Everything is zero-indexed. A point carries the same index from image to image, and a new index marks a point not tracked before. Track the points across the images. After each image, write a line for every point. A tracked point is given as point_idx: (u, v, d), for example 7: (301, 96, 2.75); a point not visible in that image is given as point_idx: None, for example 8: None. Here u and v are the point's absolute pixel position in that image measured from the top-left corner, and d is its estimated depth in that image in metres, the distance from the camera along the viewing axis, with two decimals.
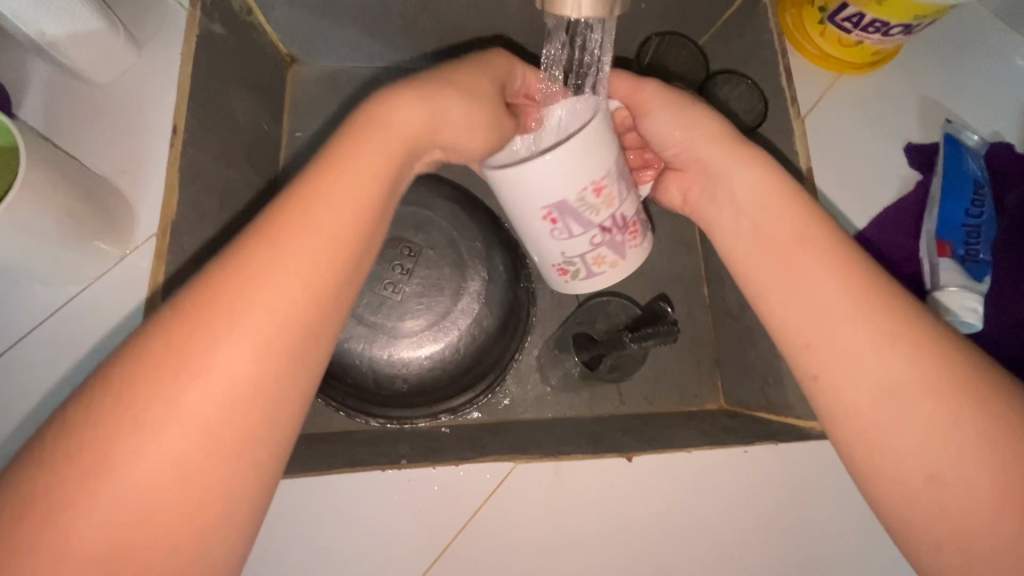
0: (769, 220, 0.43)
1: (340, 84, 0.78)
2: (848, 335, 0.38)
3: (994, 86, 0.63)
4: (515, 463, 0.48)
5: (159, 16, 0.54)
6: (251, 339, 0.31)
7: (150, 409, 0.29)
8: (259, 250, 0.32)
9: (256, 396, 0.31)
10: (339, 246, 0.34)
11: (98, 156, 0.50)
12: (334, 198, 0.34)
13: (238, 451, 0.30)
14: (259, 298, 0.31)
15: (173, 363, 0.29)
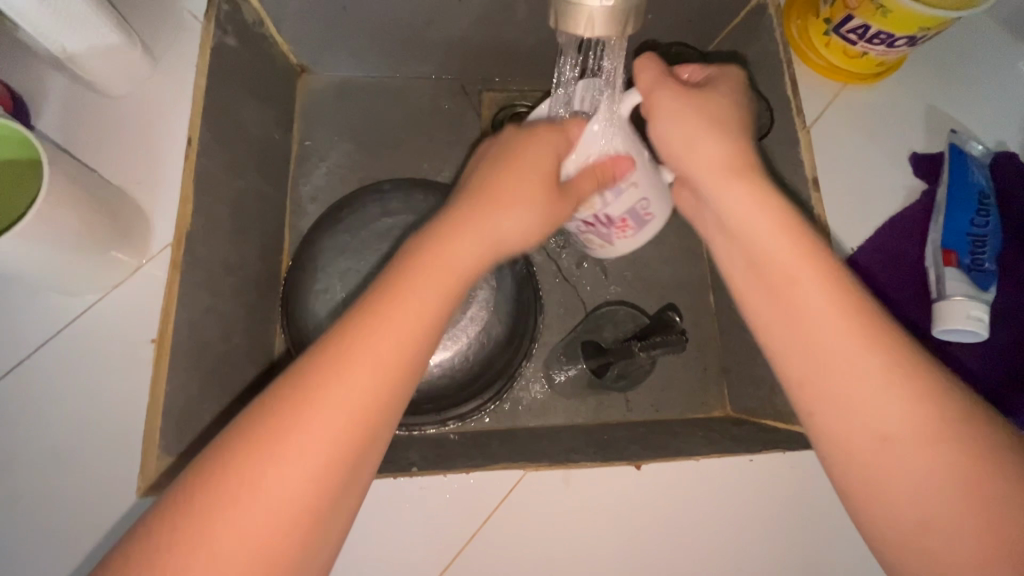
0: (762, 242, 0.42)
1: (349, 94, 0.79)
2: (836, 362, 0.38)
3: (998, 95, 0.64)
4: (525, 471, 0.48)
5: (174, 30, 0.55)
6: (354, 400, 0.35)
7: (265, 454, 0.33)
8: (349, 348, 0.35)
9: (355, 445, 0.34)
10: (416, 342, 0.37)
11: (114, 167, 0.51)
12: (433, 277, 0.39)
13: (336, 495, 0.34)
14: (364, 363, 0.35)
15: (290, 419, 0.33)
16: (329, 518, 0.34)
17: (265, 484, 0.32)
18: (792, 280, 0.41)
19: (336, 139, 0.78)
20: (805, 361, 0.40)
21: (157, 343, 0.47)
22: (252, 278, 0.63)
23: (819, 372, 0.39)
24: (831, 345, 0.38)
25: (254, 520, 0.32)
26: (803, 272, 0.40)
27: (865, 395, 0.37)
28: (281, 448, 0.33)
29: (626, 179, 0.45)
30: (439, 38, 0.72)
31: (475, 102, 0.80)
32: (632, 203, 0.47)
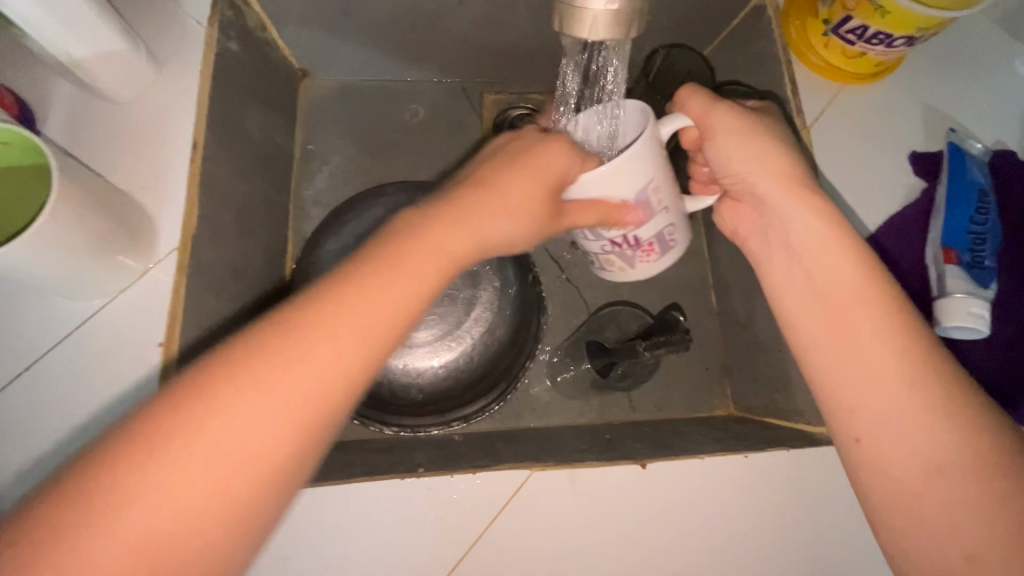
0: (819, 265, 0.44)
1: (352, 97, 0.79)
2: (883, 374, 0.40)
3: (996, 94, 0.64)
4: (531, 471, 0.49)
5: (177, 35, 0.56)
6: (342, 346, 0.33)
7: (238, 392, 0.31)
8: (313, 312, 0.34)
9: (337, 395, 0.33)
10: (384, 323, 0.35)
11: (119, 172, 0.51)
12: (455, 236, 0.39)
13: (305, 447, 0.32)
14: (354, 307, 0.34)
15: (270, 358, 0.32)
16: (286, 466, 0.32)
17: (228, 420, 0.31)
18: (843, 299, 0.43)
19: (338, 142, 0.78)
20: (850, 375, 0.42)
21: (164, 347, 0.48)
22: (257, 281, 0.63)
23: (865, 387, 0.41)
24: (881, 360, 0.41)
25: (210, 457, 0.30)
26: (854, 291, 0.43)
27: (911, 408, 0.39)
28: (226, 406, 0.31)
29: (658, 204, 0.46)
30: (440, 42, 0.72)
31: (476, 104, 0.81)
32: (660, 228, 0.49)
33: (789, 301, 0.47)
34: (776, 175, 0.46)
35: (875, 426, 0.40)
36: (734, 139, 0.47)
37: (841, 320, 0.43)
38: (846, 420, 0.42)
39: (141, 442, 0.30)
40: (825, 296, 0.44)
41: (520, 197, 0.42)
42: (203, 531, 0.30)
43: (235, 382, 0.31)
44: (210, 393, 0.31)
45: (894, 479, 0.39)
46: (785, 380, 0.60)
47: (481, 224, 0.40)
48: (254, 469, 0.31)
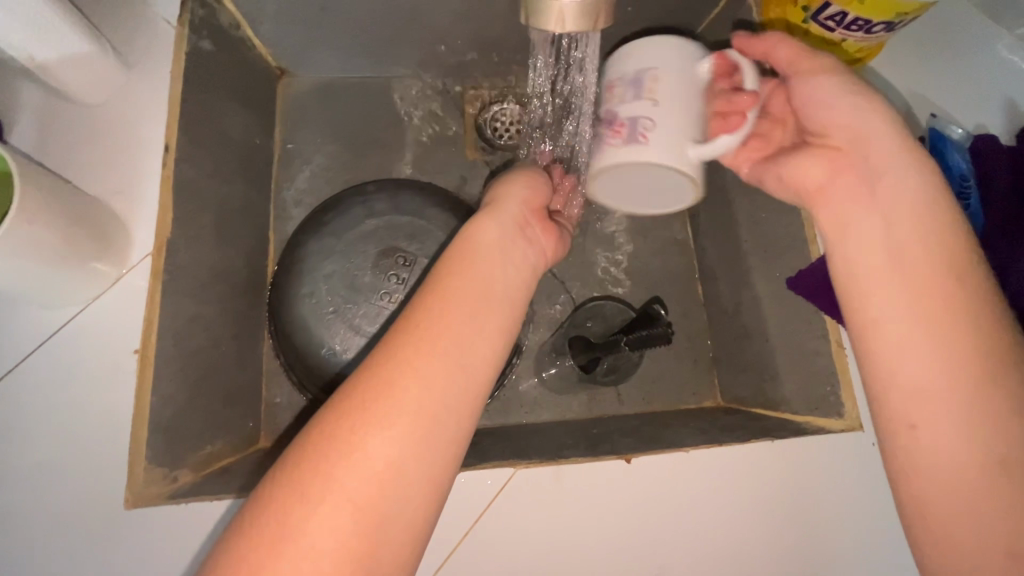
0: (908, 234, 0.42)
1: (332, 95, 0.78)
2: (957, 352, 0.39)
3: (978, 79, 0.64)
4: (515, 468, 0.48)
5: (146, 35, 0.54)
6: (454, 325, 0.38)
7: (383, 392, 0.35)
8: (424, 308, 0.38)
9: (465, 359, 0.37)
10: (478, 299, 0.39)
11: (91, 177, 0.50)
12: (506, 225, 0.45)
13: (458, 405, 0.36)
14: (455, 293, 0.39)
15: (394, 355, 0.36)
16: (449, 427, 0.36)
17: (387, 411, 0.35)
18: (923, 275, 0.41)
19: (319, 141, 0.77)
20: (926, 353, 0.39)
21: (141, 354, 0.47)
22: (239, 284, 0.63)
23: (938, 366, 0.39)
24: (957, 336, 0.39)
25: (386, 444, 0.34)
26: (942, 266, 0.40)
27: (974, 388, 0.38)
28: (374, 404, 0.35)
29: (652, 92, 0.49)
30: (420, 37, 0.71)
31: (458, 99, 0.80)
32: (639, 117, 0.49)
33: (861, 268, 0.43)
34: (899, 144, 0.44)
35: (941, 410, 0.38)
36: (837, 98, 0.46)
37: (923, 292, 0.40)
38: (909, 402, 0.40)
39: (307, 456, 0.34)
40: (910, 267, 0.41)
41: (524, 195, 0.48)
42: (382, 508, 0.33)
43: (377, 385, 0.35)
44: (355, 399, 0.35)
45: (947, 465, 0.38)
46: (772, 369, 0.61)
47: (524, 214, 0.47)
48: (428, 439, 0.35)
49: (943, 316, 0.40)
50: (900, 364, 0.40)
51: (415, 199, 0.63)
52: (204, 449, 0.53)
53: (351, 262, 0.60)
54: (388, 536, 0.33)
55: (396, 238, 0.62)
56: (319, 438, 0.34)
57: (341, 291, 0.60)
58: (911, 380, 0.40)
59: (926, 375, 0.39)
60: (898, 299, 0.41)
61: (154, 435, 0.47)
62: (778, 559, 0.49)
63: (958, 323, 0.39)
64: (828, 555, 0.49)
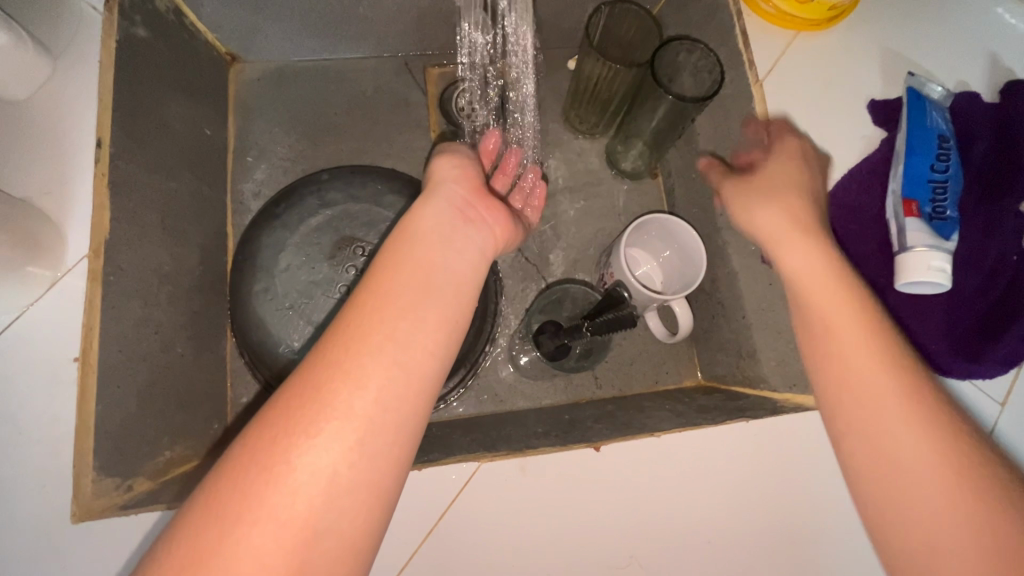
0: (835, 353, 0.43)
1: (288, 81, 0.75)
2: (913, 441, 0.39)
3: (957, 33, 0.61)
4: (480, 462, 0.47)
5: (71, 23, 0.51)
6: (392, 322, 0.35)
7: (313, 399, 0.32)
8: (364, 300, 0.36)
9: (405, 355, 0.35)
10: (419, 289, 0.37)
11: (20, 176, 0.48)
12: (444, 215, 0.42)
13: (401, 407, 0.34)
14: (392, 288, 0.37)
15: (324, 360, 0.34)
16: (398, 424, 0.33)
17: (325, 418, 0.32)
18: (865, 380, 0.42)
19: (275, 129, 0.74)
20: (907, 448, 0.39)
21: (81, 362, 0.45)
22: (193, 283, 0.60)
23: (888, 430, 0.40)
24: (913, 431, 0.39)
25: (321, 453, 0.31)
26: (878, 381, 0.41)
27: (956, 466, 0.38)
28: (307, 406, 0.32)
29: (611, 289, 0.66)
30: (373, 13, 0.68)
31: (420, 80, 0.76)
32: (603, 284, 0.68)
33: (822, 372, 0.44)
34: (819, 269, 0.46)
35: (928, 501, 0.38)
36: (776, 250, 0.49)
37: (868, 407, 0.41)
38: (894, 505, 0.39)
39: (235, 468, 0.31)
40: (850, 373, 0.42)
41: (459, 179, 0.46)
42: (321, 521, 0.30)
43: (307, 393, 0.32)
44: (287, 404, 0.32)
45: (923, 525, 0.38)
46: (749, 346, 0.59)
47: (467, 197, 0.45)
48: (369, 447, 0.32)
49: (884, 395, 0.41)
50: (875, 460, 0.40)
51: (372, 186, 0.61)
52: (161, 456, 0.51)
53: (307, 254, 0.58)
54: (329, 550, 0.30)
55: (349, 227, 0.59)
56: (246, 454, 0.31)
57: (298, 285, 0.58)
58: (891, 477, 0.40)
59: (904, 479, 0.39)
60: (837, 397, 0.43)
61: (100, 445, 0.45)
62: (755, 541, 0.47)
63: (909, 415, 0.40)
64: (803, 533, 0.48)
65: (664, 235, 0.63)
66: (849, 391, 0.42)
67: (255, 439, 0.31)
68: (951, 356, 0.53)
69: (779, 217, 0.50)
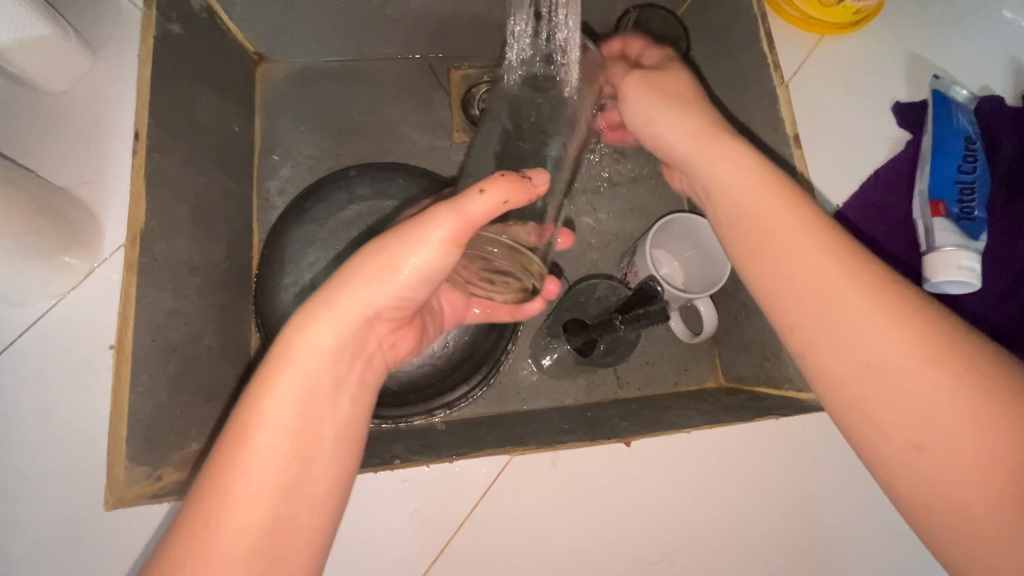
0: (803, 302, 0.39)
1: (314, 81, 0.76)
2: (919, 374, 0.34)
3: (981, 37, 0.62)
4: (511, 455, 0.47)
5: (112, 19, 0.52)
6: (262, 474, 0.34)
7: (188, 562, 0.32)
8: (237, 443, 0.34)
9: (287, 504, 0.34)
10: (302, 418, 0.36)
11: (59, 167, 0.48)
12: (332, 336, 0.38)
13: (292, 547, 0.34)
14: (258, 437, 0.35)
15: (197, 519, 0.33)
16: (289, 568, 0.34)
17: None
18: (883, 366, 0.35)
19: (300, 129, 0.75)
20: (945, 408, 0.33)
21: (116, 350, 0.45)
22: (220, 277, 0.61)
23: (879, 357, 0.35)
24: (910, 347, 0.34)
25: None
26: (865, 319, 0.36)
27: (958, 374, 0.33)
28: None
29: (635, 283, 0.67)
30: (400, 14, 0.69)
31: (443, 81, 0.77)
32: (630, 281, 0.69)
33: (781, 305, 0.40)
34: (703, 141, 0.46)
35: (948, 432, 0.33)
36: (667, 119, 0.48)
37: (870, 346, 0.36)
38: (896, 450, 0.34)
39: None
40: (812, 320, 0.38)
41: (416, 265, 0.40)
42: None
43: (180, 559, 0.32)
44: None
45: (973, 467, 0.32)
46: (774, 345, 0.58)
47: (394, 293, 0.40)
48: None
49: (862, 320, 0.36)
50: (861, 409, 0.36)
51: (400, 183, 0.62)
52: (189, 448, 0.51)
53: (336, 249, 0.60)
54: None
55: (378, 222, 0.60)
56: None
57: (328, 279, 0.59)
58: (954, 475, 0.32)
59: (965, 467, 0.32)
60: (813, 345, 0.38)
61: (133, 433, 0.45)
62: (787, 541, 0.47)
63: (892, 327, 0.35)
64: (833, 534, 0.47)
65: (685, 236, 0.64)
66: (824, 338, 0.38)
67: None
68: None
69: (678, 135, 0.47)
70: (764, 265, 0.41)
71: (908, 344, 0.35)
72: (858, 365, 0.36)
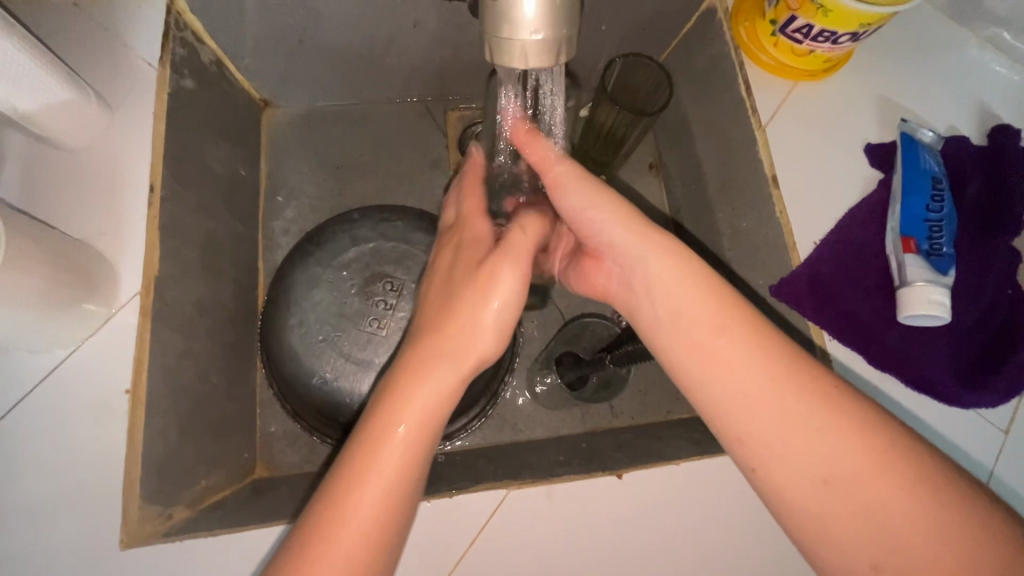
0: (717, 375, 0.40)
1: (316, 124, 0.79)
2: (825, 442, 0.36)
3: (946, 80, 0.66)
4: (508, 489, 0.49)
5: (128, 77, 0.55)
6: (388, 486, 0.37)
7: (328, 528, 0.36)
8: (369, 447, 0.38)
9: (402, 513, 0.38)
10: (424, 436, 0.39)
11: (79, 220, 0.51)
12: (456, 359, 0.41)
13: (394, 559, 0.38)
14: (388, 448, 0.38)
15: (327, 515, 0.36)
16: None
17: None
18: (787, 435, 0.37)
19: (303, 170, 0.78)
20: (861, 484, 0.35)
21: (131, 393, 0.48)
22: (228, 317, 0.63)
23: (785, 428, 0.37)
24: (862, 457, 0.35)
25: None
26: (769, 392, 0.38)
27: (857, 437, 0.36)
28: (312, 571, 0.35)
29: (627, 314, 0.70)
30: (399, 63, 0.72)
31: (440, 122, 0.81)
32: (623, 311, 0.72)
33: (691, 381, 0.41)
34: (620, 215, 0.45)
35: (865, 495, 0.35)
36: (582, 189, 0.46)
37: (819, 457, 0.36)
38: (833, 545, 0.35)
39: None
40: (768, 430, 0.38)
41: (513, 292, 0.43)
42: None
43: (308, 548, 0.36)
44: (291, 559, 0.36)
45: (885, 531, 0.34)
46: None
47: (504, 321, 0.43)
48: None
49: (766, 393, 0.38)
50: (815, 516, 0.36)
51: (399, 224, 0.65)
52: (198, 485, 0.53)
53: (339, 289, 0.62)
54: None
55: (377, 261, 0.63)
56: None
57: (330, 318, 0.61)
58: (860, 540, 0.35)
59: (874, 531, 0.34)
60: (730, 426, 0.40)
61: (146, 474, 0.47)
62: (774, 566, 0.49)
63: (833, 433, 0.36)
64: None
65: None
66: (781, 450, 0.37)
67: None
68: (956, 386, 0.55)
69: (616, 227, 0.45)
70: (709, 371, 0.40)
71: (861, 458, 0.35)
72: (769, 438, 0.38)
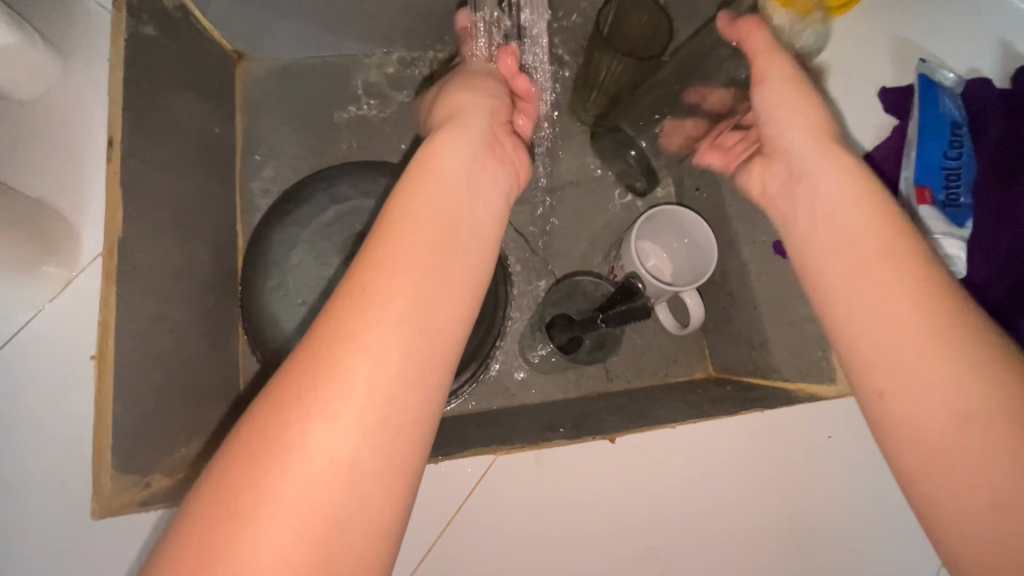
0: (853, 278, 0.37)
1: (295, 77, 0.75)
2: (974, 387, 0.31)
3: (970, 17, 0.61)
4: (496, 454, 0.47)
5: (82, 22, 0.51)
6: (361, 378, 0.29)
7: (328, 359, 0.29)
8: (378, 257, 0.32)
9: (382, 418, 0.29)
10: (435, 240, 0.33)
11: (35, 179, 0.48)
12: (424, 222, 0.34)
13: (415, 397, 0.30)
14: (394, 252, 0.32)
15: (277, 423, 0.28)
16: (406, 424, 0.30)
17: (314, 436, 0.27)
18: (930, 358, 0.33)
19: (282, 127, 0.74)
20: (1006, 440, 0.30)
21: (98, 359, 0.45)
22: (205, 280, 0.61)
23: (938, 365, 0.32)
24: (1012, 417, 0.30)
25: (276, 545, 0.26)
26: (911, 307, 0.34)
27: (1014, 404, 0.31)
28: (311, 412, 0.28)
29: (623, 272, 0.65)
30: (380, 9, 0.67)
31: (426, 75, 0.77)
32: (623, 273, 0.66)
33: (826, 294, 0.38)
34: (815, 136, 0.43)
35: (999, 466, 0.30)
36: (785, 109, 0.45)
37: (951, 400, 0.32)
38: (957, 486, 0.31)
39: (213, 513, 0.26)
40: (911, 354, 0.33)
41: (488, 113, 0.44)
42: (317, 547, 0.26)
43: (250, 471, 0.27)
44: (282, 403, 0.28)
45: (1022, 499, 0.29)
46: (761, 336, 0.59)
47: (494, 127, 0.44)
48: (362, 462, 0.28)
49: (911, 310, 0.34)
50: (933, 443, 0.32)
51: (377, 182, 0.62)
52: (178, 453, 0.52)
53: (319, 251, 0.60)
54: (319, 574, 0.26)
55: (363, 224, 0.61)
56: (195, 554, 0.26)
57: (311, 281, 0.59)
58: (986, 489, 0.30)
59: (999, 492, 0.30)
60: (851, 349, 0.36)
61: (119, 442, 0.45)
62: (773, 531, 0.47)
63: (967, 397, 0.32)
64: (817, 522, 0.48)
65: (672, 226, 0.62)
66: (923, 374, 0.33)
67: (237, 465, 0.27)
68: None
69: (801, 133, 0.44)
70: (849, 275, 0.37)
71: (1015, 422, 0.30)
72: (896, 358, 0.34)
